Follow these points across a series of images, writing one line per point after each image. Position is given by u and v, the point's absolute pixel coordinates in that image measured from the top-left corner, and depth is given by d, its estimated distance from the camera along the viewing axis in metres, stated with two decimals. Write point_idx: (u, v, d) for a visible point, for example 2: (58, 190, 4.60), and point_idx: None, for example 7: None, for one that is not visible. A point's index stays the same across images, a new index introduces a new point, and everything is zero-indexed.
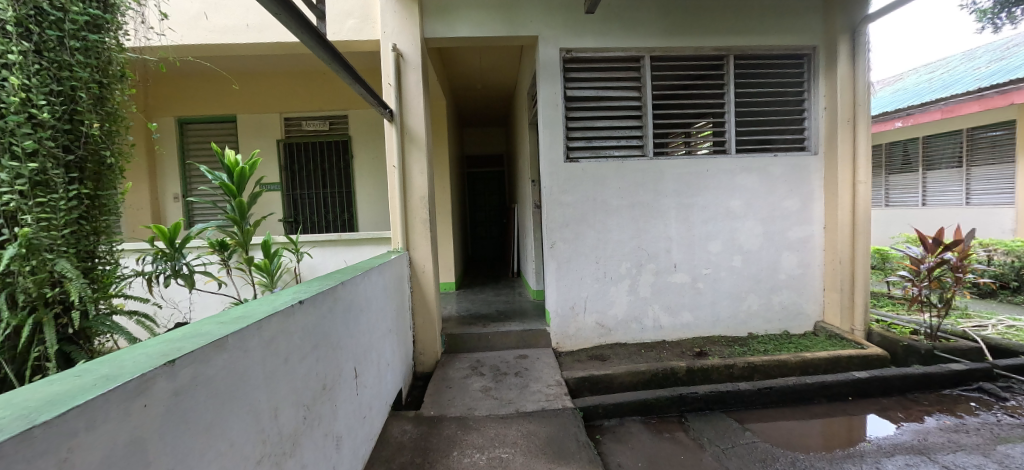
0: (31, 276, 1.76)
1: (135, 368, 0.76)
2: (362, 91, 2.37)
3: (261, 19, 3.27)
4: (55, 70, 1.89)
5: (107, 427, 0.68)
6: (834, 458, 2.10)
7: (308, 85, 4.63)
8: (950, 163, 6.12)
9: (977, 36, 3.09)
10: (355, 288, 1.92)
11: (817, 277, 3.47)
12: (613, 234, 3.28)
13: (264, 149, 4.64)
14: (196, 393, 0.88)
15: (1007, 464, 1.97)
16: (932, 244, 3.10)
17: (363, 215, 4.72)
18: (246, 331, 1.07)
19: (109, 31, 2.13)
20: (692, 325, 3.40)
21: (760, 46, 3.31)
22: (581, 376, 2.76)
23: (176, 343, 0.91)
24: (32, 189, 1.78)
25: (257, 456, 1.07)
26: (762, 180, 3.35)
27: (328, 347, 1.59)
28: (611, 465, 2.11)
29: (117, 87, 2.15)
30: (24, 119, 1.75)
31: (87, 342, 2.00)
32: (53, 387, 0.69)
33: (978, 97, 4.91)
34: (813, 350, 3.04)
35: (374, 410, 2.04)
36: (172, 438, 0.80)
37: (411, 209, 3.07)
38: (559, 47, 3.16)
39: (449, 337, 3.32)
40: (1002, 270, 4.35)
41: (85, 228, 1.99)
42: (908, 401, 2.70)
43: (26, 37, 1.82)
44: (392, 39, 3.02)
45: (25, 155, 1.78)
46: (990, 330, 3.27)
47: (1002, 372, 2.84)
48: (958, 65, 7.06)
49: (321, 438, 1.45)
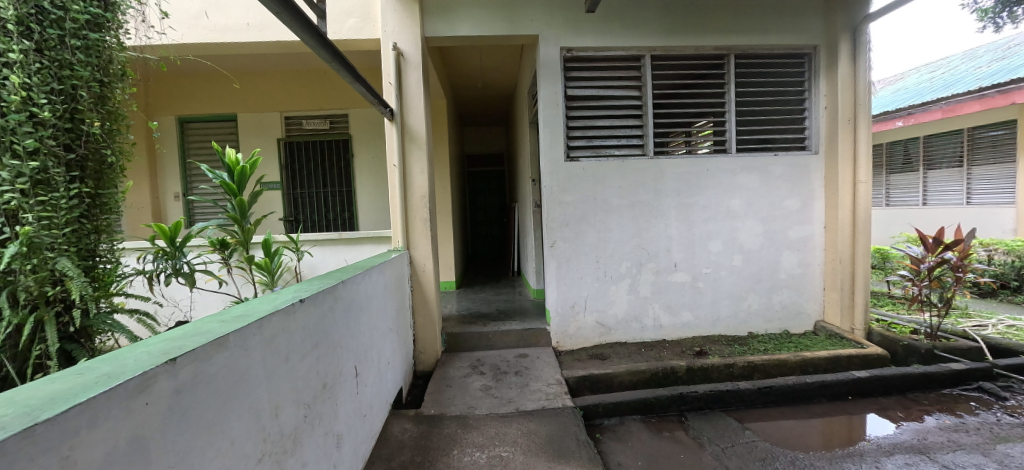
0: (33, 274, 1.77)
1: (136, 367, 0.76)
2: (363, 90, 2.37)
3: (261, 17, 3.27)
4: (56, 69, 1.89)
5: (108, 426, 0.68)
6: (834, 457, 2.10)
7: (308, 85, 4.63)
8: (951, 162, 6.12)
9: (979, 35, 3.08)
10: (355, 287, 1.92)
11: (817, 277, 3.47)
12: (613, 234, 3.28)
13: (264, 148, 4.64)
14: (197, 391, 0.88)
15: (1006, 463, 1.98)
16: (932, 244, 3.09)
17: (363, 213, 4.72)
18: (246, 329, 1.07)
19: (111, 30, 2.13)
20: (692, 324, 3.40)
21: (761, 45, 3.31)
22: (581, 375, 2.76)
23: (177, 342, 0.91)
24: (33, 187, 1.79)
25: (258, 454, 1.07)
26: (763, 179, 3.35)
27: (329, 346, 1.59)
28: (612, 464, 2.12)
29: (118, 85, 2.16)
30: (25, 117, 1.75)
31: (88, 341, 2.01)
32: (54, 385, 0.69)
33: (979, 96, 4.90)
34: (813, 350, 3.04)
35: (374, 409, 2.04)
36: (173, 437, 0.80)
37: (411, 208, 3.07)
38: (560, 46, 3.15)
39: (449, 336, 3.33)
40: (1002, 270, 4.35)
41: (86, 227, 1.99)
42: (908, 401, 2.70)
43: (27, 36, 1.82)
44: (393, 38, 3.02)
45: (26, 154, 1.78)
46: (990, 330, 3.27)
47: (1002, 372, 2.83)
48: (958, 64, 7.05)
49: (321, 437, 1.45)
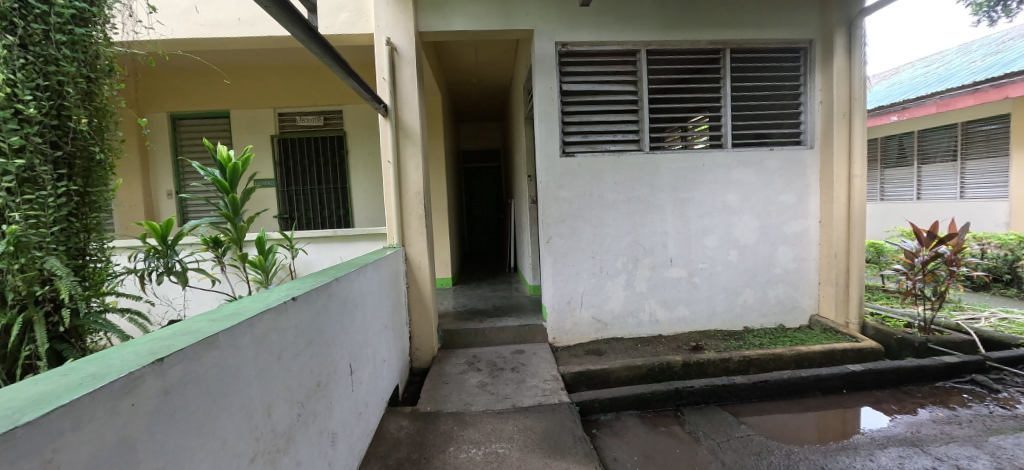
0: (20, 274, 1.75)
1: (123, 367, 0.75)
2: (356, 85, 2.34)
3: (252, 11, 3.22)
4: (41, 65, 1.85)
5: (93, 427, 0.67)
6: (828, 451, 2.12)
7: (301, 80, 4.58)
8: (945, 156, 6.15)
9: (974, 29, 3.07)
10: (350, 284, 1.91)
11: (812, 271, 3.48)
12: (609, 229, 3.28)
13: (257, 145, 4.60)
14: (186, 392, 0.87)
15: (998, 456, 1.99)
16: (926, 237, 3.10)
17: (358, 211, 4.70)
18: (237, 328, 1.06)
19: (97, 25, 2.08)
20: (688, 319, 3.41)
21: (758, 39, 3.29)
22: (578, 371, 2.77)
23: (166, 342, 0.90)
24: (19, 186, 1.75)
25: (250, 454, 1.06)
26: (758, 174, 3.35)
27: (323, 343, 1.58)
28: (608, 459, 2.12)
29: (106, 81, 2.12)
30: (9, 114, 1.72)
31: (80, 341, 1.99)
32: (36, 387, 0.68)
33: (973, 91, 4.92)
34: (808, 344, 3.07)
35: (370, 406, 2.04)
36: (162, 437, 0.79)
37: (406, 204, 3.06)
38: (554, 40, 3.13)
39: (446, 333, 3.32)
40: (995, 264, 4.40)
41: (75, 225, 1.97)
42: (902, 394, 2.72)
43: (12, 31, 1.78)
44: (386, 33, 2.99)
45: (11, 152, 1.74)
46: (984, 323, 3.30)
47: (995, 364, 2.86)
48: (952, 59, 7.07)
49: (315, 435, 1.44)
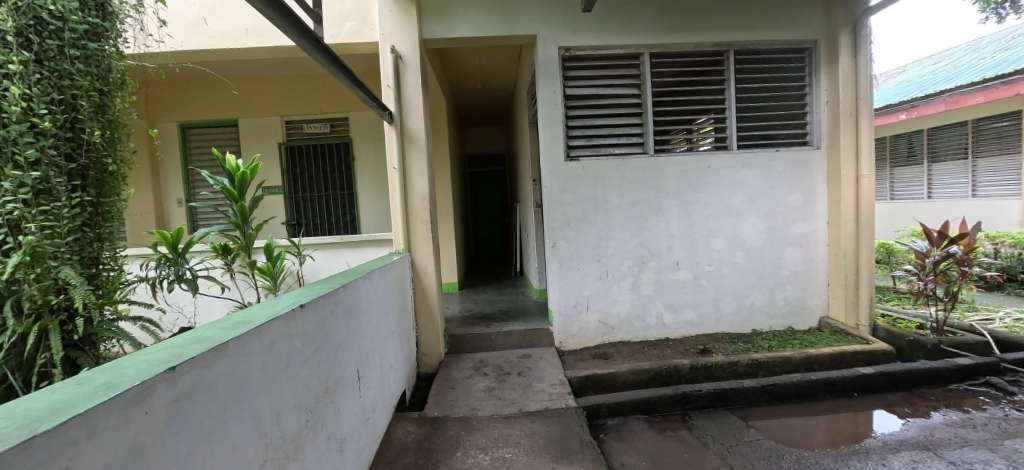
0: (36, 283, 1.79)
1: (136, 375, 0.77)
2: (361, 94, 2.36)
3: (259, 23, 3.28)
4: (56, 79, 1.90)
5: (107, 435, 0.68)
6: (839, 455, 2.09)
7: (308, 88, 4.64)
8: (956, 154, 6.04)
9: (982, 26, 3.03)
10: (356, 291, 1.91)
11: (821, 273, 3.44)
12: (615, 233, 3.27)
13: (265, 153, 4.67)
14: (196, 399, 0.88)
15: (1015, 460, 1.95)
16: (937, 237, 3.04)
17: (365, 216, 4.74)
18: (246, 336, 1.07)
19: (109, 39, 2.14)
20: (696, 322, 3.38)
21: (761, 41, 3.28)
22: (584, 375, 2.76)
23: (177, 349, 0.92)
24: (35, 198, 1.81)
25: (260, 459, 1.08)
26: (764, 176, 3.33)
27: (330, 350, 1.59)
28: (615, 464, 2.11)
29: (118, 94, 2.18)
30: (26, 128, 1.77)
31: (93, 348, 2.03)
32: (53, 396, 0.70)
33: (983, 87, 4.85)
34: (818, 346, 3.02)
35: (378, 412, 2.05)
36: (174, 444, 0.80)
37: (412, 209, 3.07)
38: (558, 46, 3.15)
39: (452, 337, 3.33)
40: (1009, 263, 4.32)
41: (89, 235, 2.02)
42: (914, 397, 2.68)
43: (27, 47, 1.84)
44: (391, 40, 3.02)
45: (28, 165, 1.79)
46: (998, 324, 3.24)
47: (1010, 366, 2.81)
48: (962, 56, 6.96)
49: (323, 440, 1.46)
